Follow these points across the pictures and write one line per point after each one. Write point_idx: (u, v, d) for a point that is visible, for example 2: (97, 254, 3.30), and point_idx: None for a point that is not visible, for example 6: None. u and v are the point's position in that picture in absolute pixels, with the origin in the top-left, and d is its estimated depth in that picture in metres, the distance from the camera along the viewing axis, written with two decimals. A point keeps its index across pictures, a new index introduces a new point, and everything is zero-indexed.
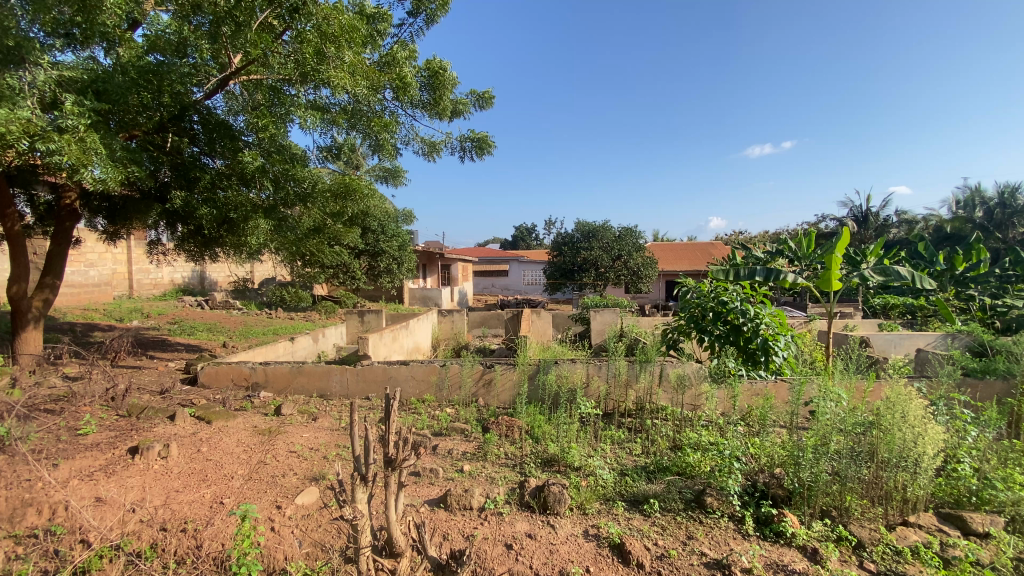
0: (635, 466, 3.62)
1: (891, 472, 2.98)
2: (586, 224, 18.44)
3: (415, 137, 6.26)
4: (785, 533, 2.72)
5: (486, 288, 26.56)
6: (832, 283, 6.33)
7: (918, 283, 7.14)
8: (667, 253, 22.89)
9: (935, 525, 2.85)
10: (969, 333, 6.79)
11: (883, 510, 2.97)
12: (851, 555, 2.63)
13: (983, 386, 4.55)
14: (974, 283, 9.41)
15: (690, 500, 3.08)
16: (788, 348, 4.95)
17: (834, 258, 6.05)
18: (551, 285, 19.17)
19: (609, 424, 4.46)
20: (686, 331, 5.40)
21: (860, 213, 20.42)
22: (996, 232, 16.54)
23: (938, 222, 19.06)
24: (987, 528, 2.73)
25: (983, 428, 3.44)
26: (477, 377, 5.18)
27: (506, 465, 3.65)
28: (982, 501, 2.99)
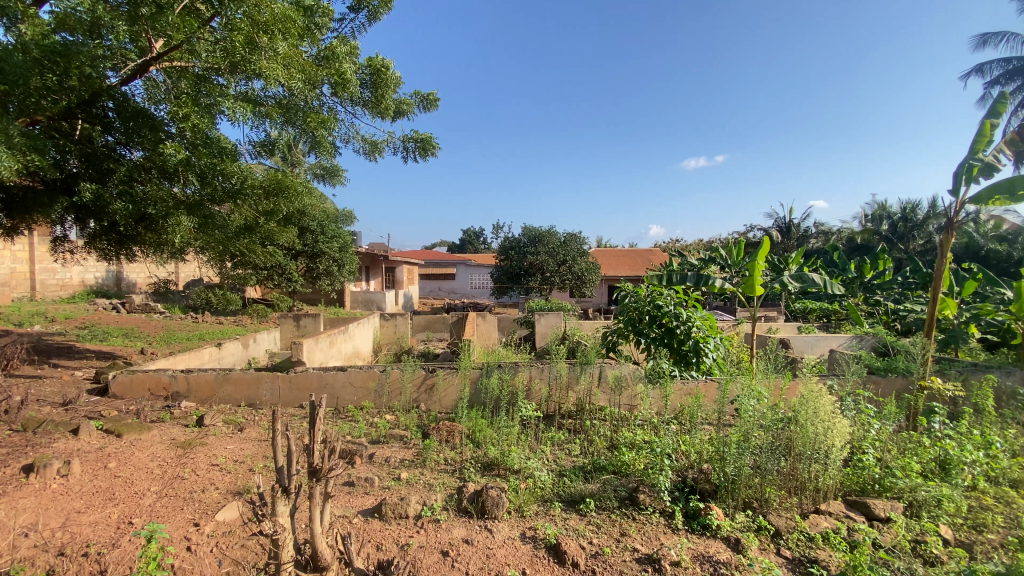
0: (573, 466, 3.68)
1: (806, 464, 3.21)
2: (532, 229, 18.61)
3: (355, 136, 6.05)
4: (711, 525, 2.86)
5: (433, 291, 26.26)
6: (755, 288, 6.74)
7: (831, 289, 7.76)
8: (610, 258, 23.59)
9: (843, 512, 3.06)
10: (874, 335, 7.47)
11: (798, 500, 3.19)
12: (770, 544, 2.79)
13: (885, 382, 4.99)
14: (880, 290, 10.32)
15: (625, 498, 3.17)
16: (717, 350, 5.22)
17: (757, 264, 6.44)
18: (497, 288, 19.23)
19: (550, 426, 4.51)
20: (624, 333, 5.58)
21: (783, 224, 22.01)
22: (898, 243, 18.32)
23: (851, 233, 20.88)
24: (888, 514, 2.98)
25: (884, 421, 3.78)
26: (419, 382, 5.08)
27: (446, 471, 3.60)
28: (884, 489, 3.26)
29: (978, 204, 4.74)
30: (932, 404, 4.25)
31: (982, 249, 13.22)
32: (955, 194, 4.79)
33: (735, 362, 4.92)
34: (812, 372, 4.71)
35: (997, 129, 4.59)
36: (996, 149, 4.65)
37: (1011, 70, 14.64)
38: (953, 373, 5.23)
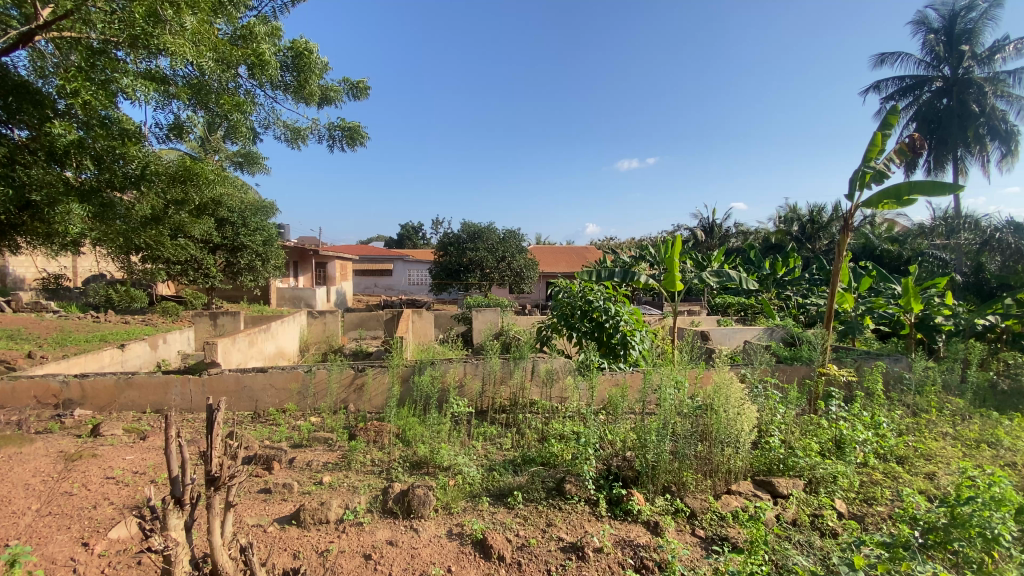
0: (503, 460, 3.69)
1: (720, 448, 3.42)
2: (471, 225, 18.48)
3: (276, 121, 5.71)
4: (632, 510, 2.98)
5: (368, 288, 25.49)
6: (676, 284, 7.03)
7: (746, 284, 8.32)
8: (547, 255, 23.99)
9: (751, 491, 3.28)
10: (783, 327, 8.11)
11: (712, 482, 3.39)
12: (685, 525, 2.95)
13: (791, 370, 5.42)
14: (790, 286, 11.32)
15: (552, 489, 3.23)
16: (643, 342, 5.44)
17: (675, 259, 6.72)
18: (436, 285, 18.99)
19: (483, 422, 4.50)
20: (558, 328, 5.68)
21: (707, 223, 23.39)
22: (807, 243, 19.98)
23: (767, 233, 22.53)
24: (790, 490, 3.23)
25: (788, 405, 4.10)
26: (346, 382, 4.89)
27: (372, 472, 3.50)
28: (787, 468, 3.53)
29: (869, 208, 5.25)
30: (830, 389, 4.67)
31: (877, 249, 14.50)
32: (852, 198, 5.28)
33: (658, 354, 5.15)
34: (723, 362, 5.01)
35: (887, 140, 5.10)
36: (885, 158, 5.18)
37: (903, 88, 16.39)
38: (849, 360, 5.78)
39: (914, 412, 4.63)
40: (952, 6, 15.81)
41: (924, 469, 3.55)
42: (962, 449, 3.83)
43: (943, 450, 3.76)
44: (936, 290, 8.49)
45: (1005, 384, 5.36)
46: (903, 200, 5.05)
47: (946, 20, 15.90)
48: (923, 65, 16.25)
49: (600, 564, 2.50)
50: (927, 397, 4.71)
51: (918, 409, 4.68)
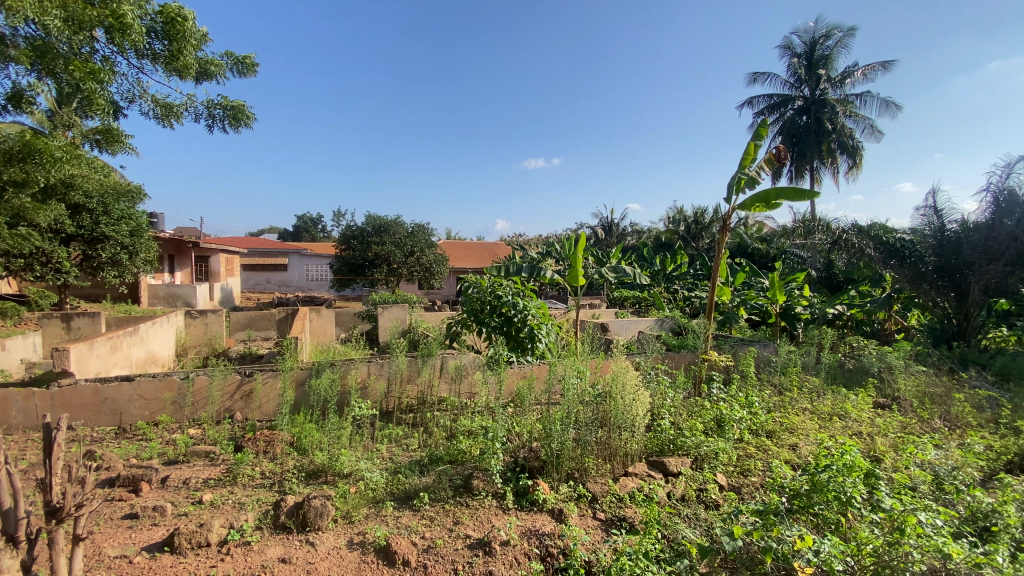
0: (409, 461, 3.58)
1: (618, 433, 3.62)
2: (376, 217, 17.69)
3: (143, 95, 5.01)
4: (537, 500, 3.04)
5: (260, 283, 23.56)
6: (579, 278, 7.26)
7: (640, 279, 8.88)
8: (456, 250, 23.81)
9: (646, 471, 3.51)
10: (672, 318, 8.79)
11: (612, 466, 3.58)
12: (587, 509, 3.07)
13: (678, 357, 5.85)
14: (678, 280, 12.20)
15: (459, 486, 3.20)
16: (549, 335, 5.58)
17: (579, 255, 7.00)
18: (338, 280, 18.02)
19: (387, 423, 4.33)
20: (467, 323, 5.63)
21: (607, 222, 24.76)
22: (692, 242, 21.92)
23: (659, 232, 24.36)
24: (679, 468, 3.51)
25: (678, 389, 4.44)
26: (232, 389, 4.44)
27: (262, 486, 3.22)
28: (676, 447, 3.83)
29: (745, 211, 5.85)
30: (712, 374, 5.15)
31: (750, 247, 16.11)
32: (730, 201, 5.84)
33: (563, 346, 5.32)
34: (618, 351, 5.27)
35: (759, 150, 5.71)
36: (757, 166, 5.80)
37: (773, 105, 18.54)
38: (727, 347, 6.41)
39: (780, 390, 5.26)
40: (811, 34, 18.11)
41: (788, 440, 4.05)
42: (816, 422, 4.42)
43: (803, 424, 4.31)
44: (796, 284, 9.75)
45: (849, 363, 6.30)
46: (771, 204, 5.70)
47: (807, 46, 18.20)
48: (788, 85, 18.49)
49: (507, 558, 2.51)
50: (790, 377, 5.37)
51: (782, 388, 5.33)
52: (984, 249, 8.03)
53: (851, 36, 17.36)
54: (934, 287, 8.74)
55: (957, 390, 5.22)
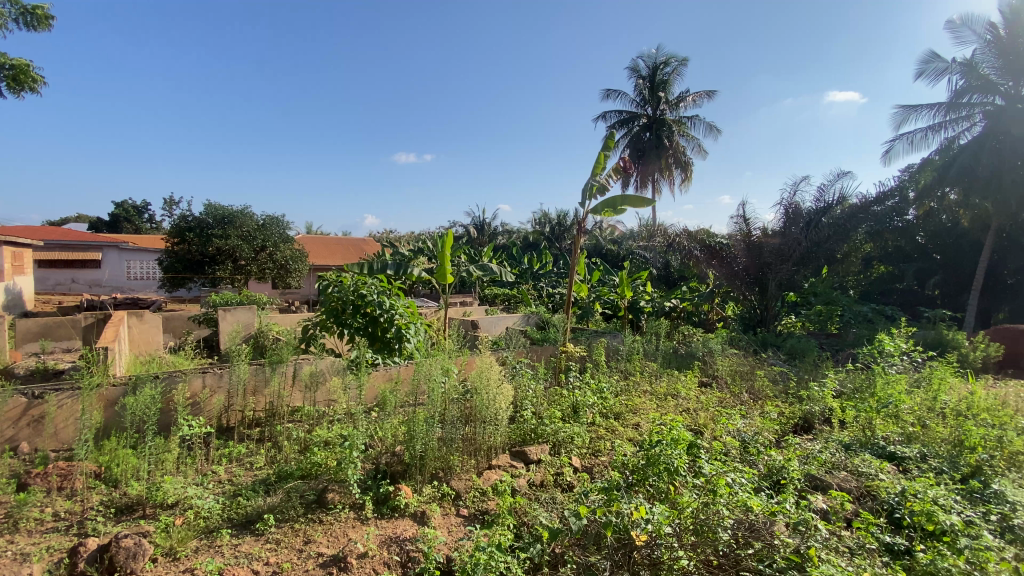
0: (253, 482, 3.22)
1: (482, 428, 3.68)
2: (218, 208, 15.61)
3: None
4: (399, 505, 2.94)
5: (62, 284, 19.33)
6: (448, 276, 7.00)
7: (505, 276, 9.10)
8: (318, 247, 22.15)
9: (509, 462, 3.62)
10: (537, 313, 9.22)
11: (476, 460, 3.63)
12: (450, 507, 3.06)
13: (542, 351, 6.12)
14: (543, 278, 12.81)
15: (312, 502, 2.96)
16: (418, 335, 5.45)
17: (447, 252, 6.78)
18: (170, 279, 15.56)
19: (228, 441, 3.85)
20: (327, 325, 5.25)
21: (478, 222, 25.20)
22: (556, 242, 23.32)
23: (527, 233, 25.47)
24: (539, 456, 3.68)
25: (539, 381, 4.66)
26: (12, 416, 3.56)
27: (54, 532, 2.63)
28: (537, 436, 4.02)
29: (597, 216, 6.37)
30: (570, 364, 5.53)
31: (605, 248, 17.71)
32: (584, 206, 6.31)
33: (430, 345, 5.22)
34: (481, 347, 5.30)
35: (608, 160, 6.26)
36: (606, 175, 6.35)
37: (623, 120, 20.49)
38: (584, 339, 6.94)
39: (626, 376, 5.85)
40: (653, 60, 20.32)
41: (631, 420, 4.50)
42: (654, 402, 4.99)
43: (645, 406, 4.83)
44: (642, 281, 10.91)
45: (681, 349, 7.24)
46: (618, 209, 6.29)
47: (650, 70, 20.38)
48: (636, 103, 20.59)
49: (363, 570, 2.38)
50: (634, 363, 6.00)
51: (628, 373, 5.94)
52: (779, 252, 10.00)
53: (684, 65, 19.92)
54: (744, 283, 10.41)
55: (758, 368, 6.33)
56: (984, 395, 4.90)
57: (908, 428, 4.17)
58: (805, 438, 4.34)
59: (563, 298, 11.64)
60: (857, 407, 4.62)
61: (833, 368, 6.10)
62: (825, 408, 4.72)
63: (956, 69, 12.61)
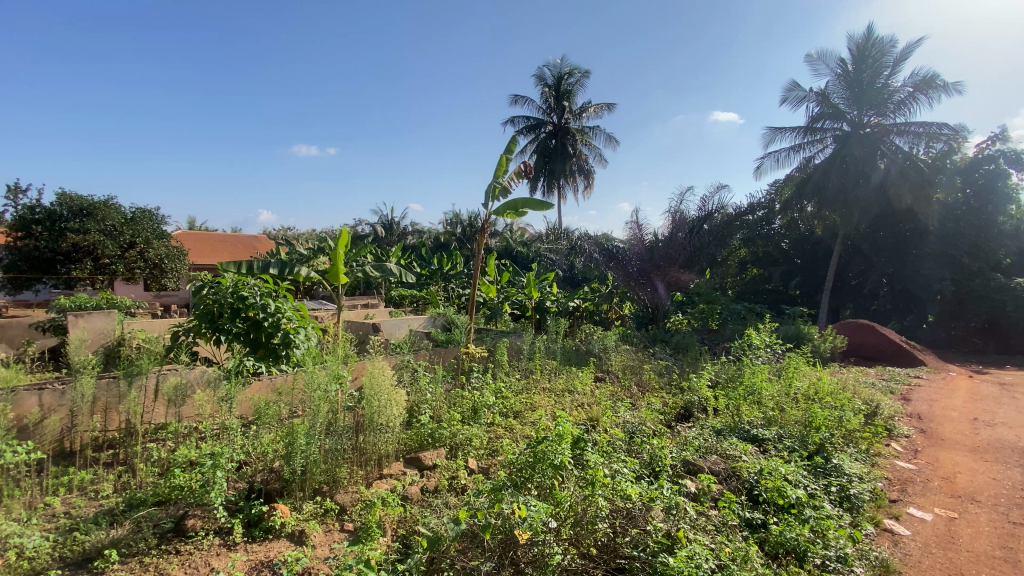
0: (96, 513, 2.79)
1: (373, 436, 3.52)
2: (75, 197, 13.60)
3: None
4: (273, 527, 2.72)
5: None
6: (340, 277, 6.51)
7: (404, 275, 8.48)
8: (204, 244, 20.09)
9: (401, 470, 3.50)
10: (444, 315, 9.06)
11: (366, 471, 3.47)
12: (334, 524, 2.89)
13: (445, 352, 6.01)
14: (453, 279, 12.53)
15: (168, 531, 2.64)
16: (309, 339, 5.09)
17: (340, 252, 6.33)
18: (10, 280, 13.21)
19: (70, 468, 3.32)
20: (201, 331, 4.75)
21: (386, 221, 24.53)
22: (467, 242, 23.28)
23: (437, 233, 25.21)
24: (434, 461, 3.59)
25: (436, 383, 4.58)
26: None
27: None
28: (434, 440, 3.92)
29: (499, 218, 6.42)
30: (472, 365, 5.52)
31: (514, 250, 18.07)
32: (487, 206, 6.34)
33: (321, 349, 4.90)
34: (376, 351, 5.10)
35: (509, 163, 6.35)
36: (509, 177, 6.43)
37: (530, 126, 21.00)
38: (487, 339, 6.98)
39: (527, 374, 5.95)
40: (558, 69, 21.02)
41: (530, 417, 4.56)
42: (552, 398, 5.13)
43: (543, 403, 4.93)
44: (548, 282, 11.18)
45: (580, 346, 7.54)
46: (520, 211, 6.39)
47: (555, 79, 21.04)
48: (542, 110, 21.15)
49: None
50: (534, 361, 6.14)
51: (529, 371, 6.07)
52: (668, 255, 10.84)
53: (587, 77, 20.87)
54: (638, 283, 11.20)
55: (647, 362, 6.79)
56: (828, 381, 5.66)
57: (769, 412, 4.67)
58: (685, 427, 4.71)
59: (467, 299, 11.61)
60: (729, 396, 5.11)
61: (709, 360, 6.72)
62: (703, 398, 5.16)
63: (812, 98, 14.53)
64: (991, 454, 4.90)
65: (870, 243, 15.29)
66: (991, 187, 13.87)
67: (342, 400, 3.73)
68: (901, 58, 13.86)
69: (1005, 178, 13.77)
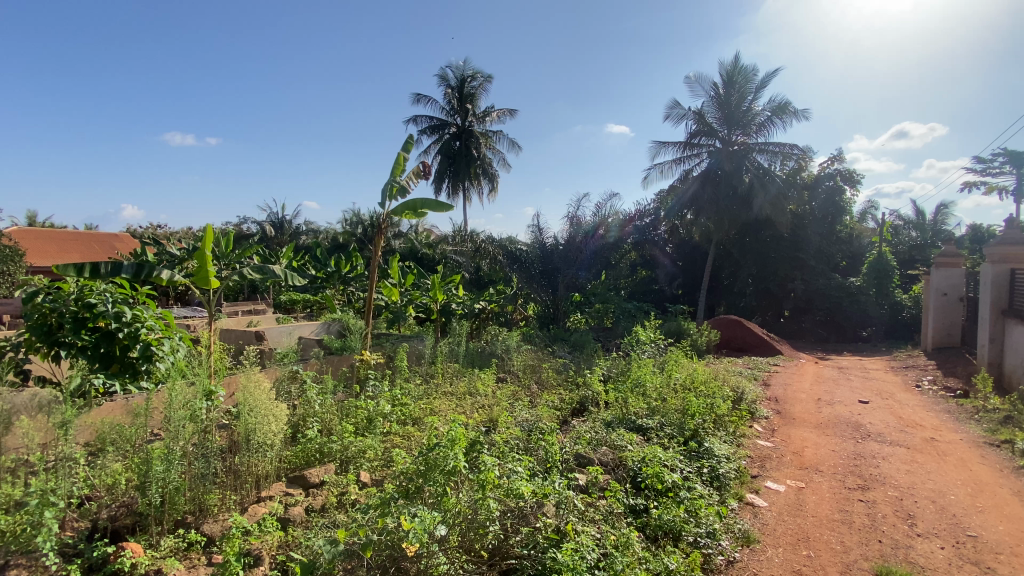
0: None
1: (251, 454, 3.23)
2: None
3: None
4: (121, 569, 2.39)
5: None
6: (211, 281, 5.86)
7: (291, 279, 7.54)
8: (47, 243, 17.14)
9: (282, 492, 3.23)
10: (338, 320, 8.59)
11: (240, 495, 3.17)
12: (199, 558, 2.61)
13: (336, 361, 5.69)
14: (353, 282, 11.62)
15: None
16: (175, 351, 4.51)
17: (209, 252, 5.66)
18: None
19: None
20: (33, 346, 4.05)
21: (276, 219, 22.82)
22: (368, 244, 22.33)
23: (334, 233, 23.93)
24: (320, 478, 3.38)
25: (324, 394, 4.32)
26: None
27: None
28: (323, 455, 3.69)
29: (397, 218, 6.24)
30: (367, 372, 5.32)
31: (419, 252, 17.77)
32: (384, 206, 6.14)
33: (190, 362, 4.37)
34: (253, 363, 4.73)
35: (407, 162, 6.19)
36: (406, 177, 6.27)
37: (433, 127, 20.75)
38: (386, 344, 6.75)
39: (427, 379, 5.84)
40: (461, 72, 21.02)
41: (427, 423, 4.45)
42: (453, 402, 5.07)
43: (442, 408, 4.87)
44: (453, 284, 10.98)
45: (483, 348, 7.58)
46: (419, 212, 6.26)
47: (458, 81, 21.04)
48: (445, 111, 21.00)
49: None
50: (435, 365, 6.07)
51: (429, 376, 5.97)
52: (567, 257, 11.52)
53: (489, 82, 21.11)
54: (540, 284, 11.66)
55: (547, 361, 7.02)
56: (703, 372, 6.26)
57: (652, 403, 5.04)
58: (579, 421, 4.94)
59: (361, 305, 11.12)
60: (619, 391, 5.45)
61: (603, 357, 7.12)
62: (596, 393, 5.45)
63: (691, 116, 16.03)
64: (830, 429, 5.76)
65: (739, 247, 17.17)
66: (831, 200, 16.42)
67: (212, 418, 3.37)
68: (761, 85, 15.79)
69: (840, 194, 16.32)
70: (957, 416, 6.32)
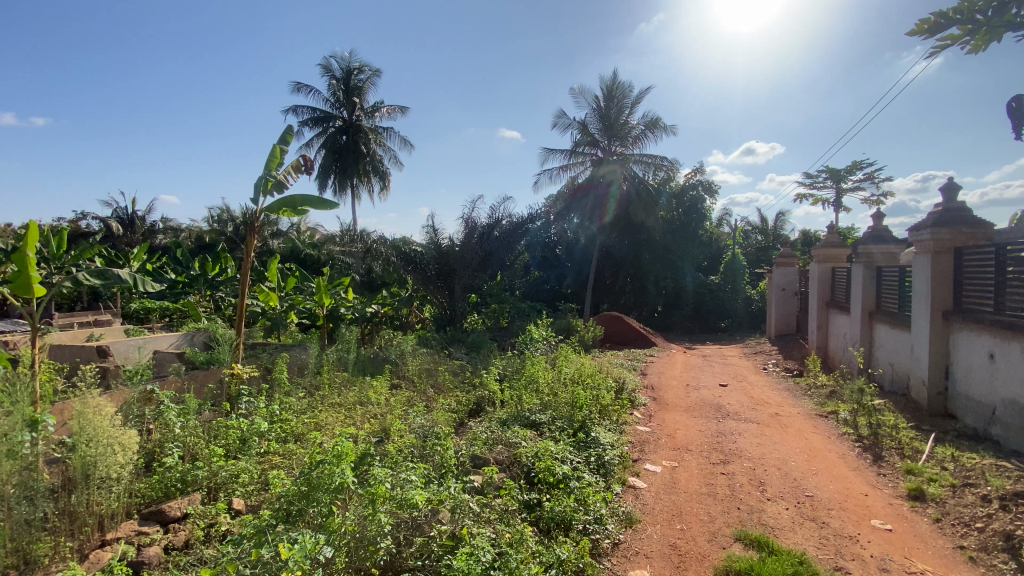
0: None
1: (93, 490, 2.74)
2: None
3: None
4: None
5: None
6: (36, 288, 4.86)
7: (142, 284, 6.50)
8: None
9: (133, 531, 2.77)
10: (204, 331, 7.65)
11: (78, 541, 2.66)
12: None
13: (202, 377, 5.04)
14: (222, 286, 10.43)
15: None
16: None
17: (31, 252, 4.70)
18: None
19: None
20: None
21: (124, 214, 19.70)
22: (241, 244, 20.25)
23: (198, 232, 21.30)
24: (183, 510, 2.97)
25: (187, 414, 3.82)
26: None
27: None
28: (186, 485, 3.25)
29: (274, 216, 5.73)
30: (240, 387, 4.82)
31: (301, 253, 16.55)
32: (257, 202, 5.59)
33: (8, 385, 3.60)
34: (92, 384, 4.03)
35: (285, 155, 5.72)
36: (284, 171, 5.80)
37: (315, 119, 19.43)
38: (263, 355, 6.18)
39: (312, 391, 5.45)
40: (347, 63, 20.00)
41: (311, 438, 4.13)
42: (341, 414, 4.78)
43: (330, 420, 4.59)
44: (343, 287, 10.39)
45: (375, 354, 7.29)
46: (299, 210, 5.81)
47: (344, 73, 19.98)
48: (330, 104, 19.80)
49: None
50: (322, 376, 5.71)
51: (314, 387, 5.59)
52: (463, 259, 11.63)
53: (378, 76, 20.35)
54: (436, 286, 11.66)
55: (442, 364, 6.95)
56: (589, 366, 6.65)
57: (544, 398, 5.22)
58: (475, 422, 4.96)
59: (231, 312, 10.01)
60: (513, 389, 5.57)
61: (497, 357, 7.24)
62: (491, 393, 5.52)
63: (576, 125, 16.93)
64: (697, 411, 6.46)
65: (619, 249, 18.53)
66: (694, 208, 18.41)
67: (37, 454, 2.80)
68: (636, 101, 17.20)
69: (701, 203, 18.39)
70: (794, 393, 7.46)
